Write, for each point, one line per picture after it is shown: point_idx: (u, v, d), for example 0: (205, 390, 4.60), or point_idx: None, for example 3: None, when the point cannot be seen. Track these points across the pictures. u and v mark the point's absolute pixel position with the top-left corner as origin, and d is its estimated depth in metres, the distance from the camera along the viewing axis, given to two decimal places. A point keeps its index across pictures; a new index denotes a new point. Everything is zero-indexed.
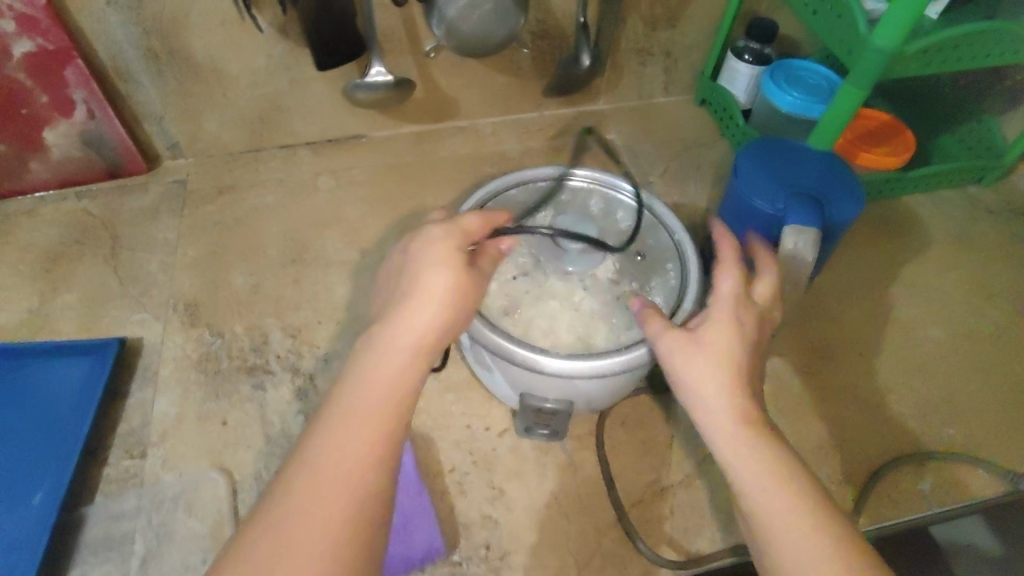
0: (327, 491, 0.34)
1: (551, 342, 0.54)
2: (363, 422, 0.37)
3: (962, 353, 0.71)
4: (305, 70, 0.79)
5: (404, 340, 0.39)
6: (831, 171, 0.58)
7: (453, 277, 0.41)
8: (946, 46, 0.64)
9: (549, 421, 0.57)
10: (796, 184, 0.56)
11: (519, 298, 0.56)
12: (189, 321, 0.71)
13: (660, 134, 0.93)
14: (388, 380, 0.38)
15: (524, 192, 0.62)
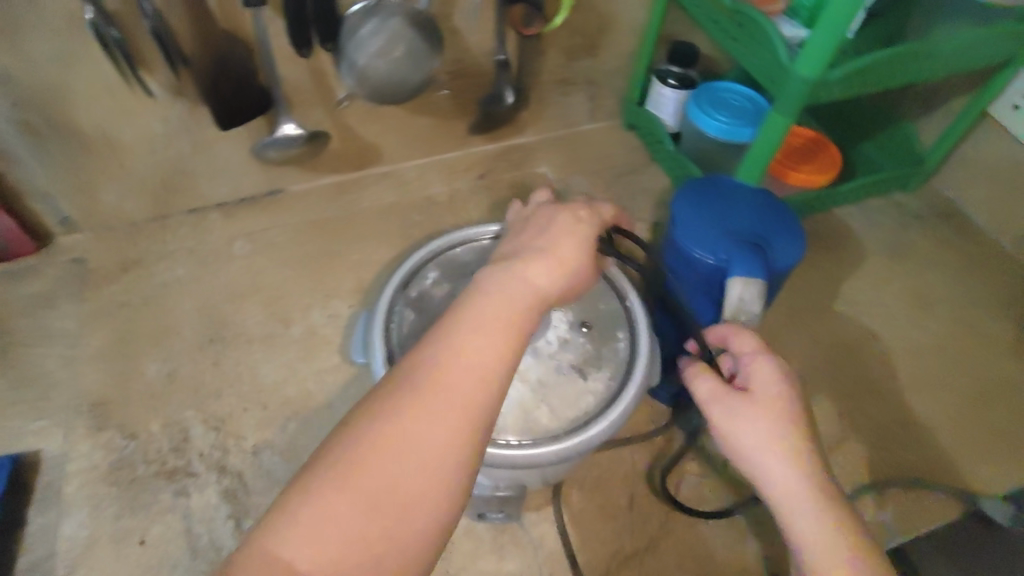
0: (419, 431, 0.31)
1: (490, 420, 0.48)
2: (468, 363, 0.33)
3: (908, 367, 0.70)
4: (207, 131, 0.72)
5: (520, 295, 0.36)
6: (770, 211, 0.55)
7: (579, 242, 0.39)
8: (866, 69, 0.62)
9: (502, 505, 0.53)
10: (733, 229, 0.54)
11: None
12: (96, 425, 0.63)
13: (591, 164, 0.90)
14: (517, 307, 0.35)
15: (470, 252, 0.56)
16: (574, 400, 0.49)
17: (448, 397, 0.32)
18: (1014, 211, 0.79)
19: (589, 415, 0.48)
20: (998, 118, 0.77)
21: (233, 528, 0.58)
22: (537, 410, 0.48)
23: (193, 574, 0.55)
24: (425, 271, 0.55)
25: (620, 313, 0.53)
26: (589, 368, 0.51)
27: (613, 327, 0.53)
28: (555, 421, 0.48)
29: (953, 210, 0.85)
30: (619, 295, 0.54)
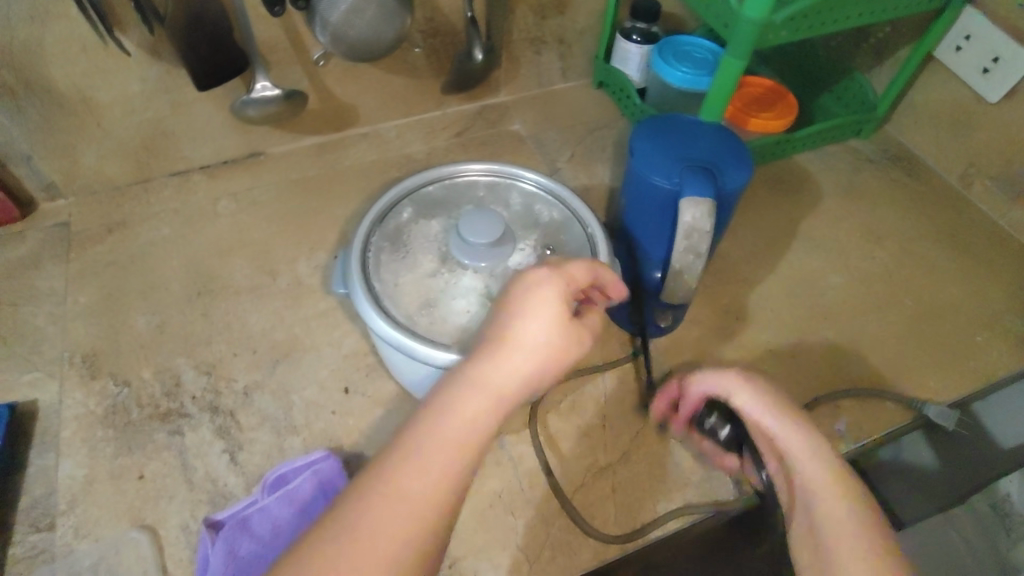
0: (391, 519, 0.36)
1: (461, 337, 0.51)
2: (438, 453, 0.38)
3: (862, 296, 0.74)
4: (186, 91, 0.74)
5: (486, 387, 0.40)
6: (724, 144, 0.59)
7: (546, 329, 0.42)
8: (810, 12, 0.65)
9: None
10: (688, 159, 0.57)
11: (432, 293, 0.53)
12: (89, 374, 0.66)
13: (563, 120, 0.93)
14: (475, 409, 0.40)
15: (441, 190, 0.60)
16: None
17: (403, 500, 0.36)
18: (959, 150, 0.83)
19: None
20: (941, 59, 0.81)
21: (227, 462, 0.60)
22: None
23: (190, 503, 0.58)
24: (401, 206, 0.58)
25: (584, 240, 0.57)
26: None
27: (577, 253, 0.56)
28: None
29: (904, 153, 0.89)
30: (582, 224, 0.58)
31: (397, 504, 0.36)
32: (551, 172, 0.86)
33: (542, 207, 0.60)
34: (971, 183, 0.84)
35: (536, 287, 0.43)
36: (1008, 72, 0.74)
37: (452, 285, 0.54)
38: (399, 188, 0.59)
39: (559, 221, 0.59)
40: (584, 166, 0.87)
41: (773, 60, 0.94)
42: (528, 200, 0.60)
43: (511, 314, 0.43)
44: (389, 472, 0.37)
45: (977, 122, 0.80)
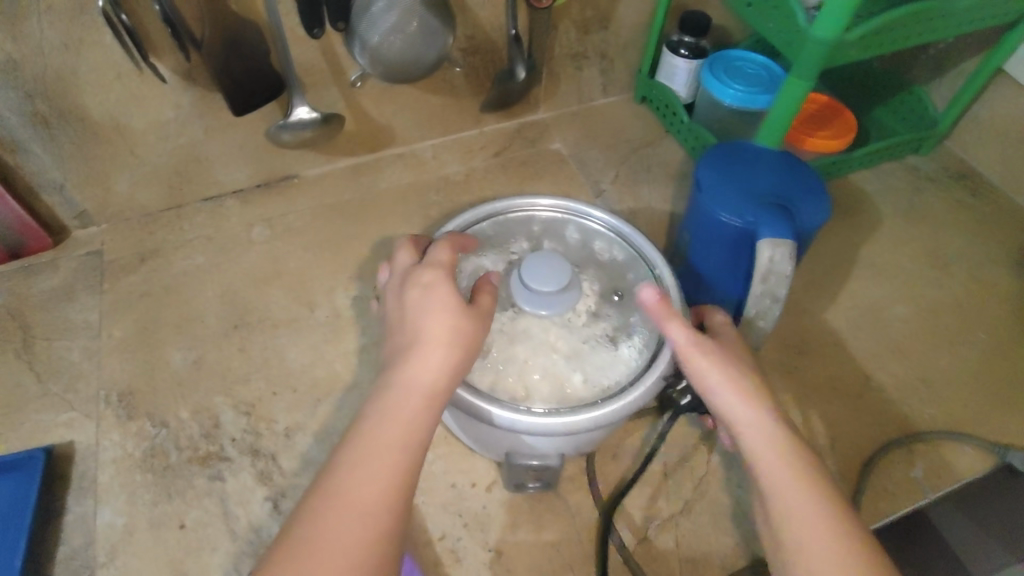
0: (340, 529, 0.35)
1: (523, 391, 0.48)
2: (379, 459, 0.38)
3: (930, 328, 0.70)
4: (220, 116, 0.71)
5: (412, 386, 0.41)
6: (794, 175, 0.55)
7: (455, 320, 0.42)
8: (884, 28, 0.61)
9: (542, 475, 0.53)
10: (759, 192, 0.54)
11: (490, 341, 0.50)
12: (126, 414, 0.63)
13: (606, 137, 0.88)
14: (406, 415, 0.40)
15: (495, 226, 0.57)
16: (607, 369, 0.49)
17: (348, 511, 0.36)
18: None
19: (623, 382, 0.49)
20: (1014, 75, 0.76)
21: (271, 509, 0.58)
22: (568, 380, 0.49)
23: (233, 554, 0.56)
24: None
25: (651, 280, 0.54)
26: (621, 337, 0.51)
27: (644, 296, 0.53)
28: (587, 388, 0.49)
29: (968, 171, 0.84)
30: (648, 265, 0.54)
31: (348, 516, 0.36)
32: (596, 195, 0.82)
33: (601, 245, 0.57)
34: None
35: (427, 284, 0.44)
36: None
37: (511, 332, 0.50)
38: (453, 226, 0.55)
39: (621, 260, 0.56)
40: (629, 188, 0.83)
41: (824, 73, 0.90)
42: (587, 237, 0.57)
43: (414, 319, 0.43)
44: (331, 488, 0.37)
45: None
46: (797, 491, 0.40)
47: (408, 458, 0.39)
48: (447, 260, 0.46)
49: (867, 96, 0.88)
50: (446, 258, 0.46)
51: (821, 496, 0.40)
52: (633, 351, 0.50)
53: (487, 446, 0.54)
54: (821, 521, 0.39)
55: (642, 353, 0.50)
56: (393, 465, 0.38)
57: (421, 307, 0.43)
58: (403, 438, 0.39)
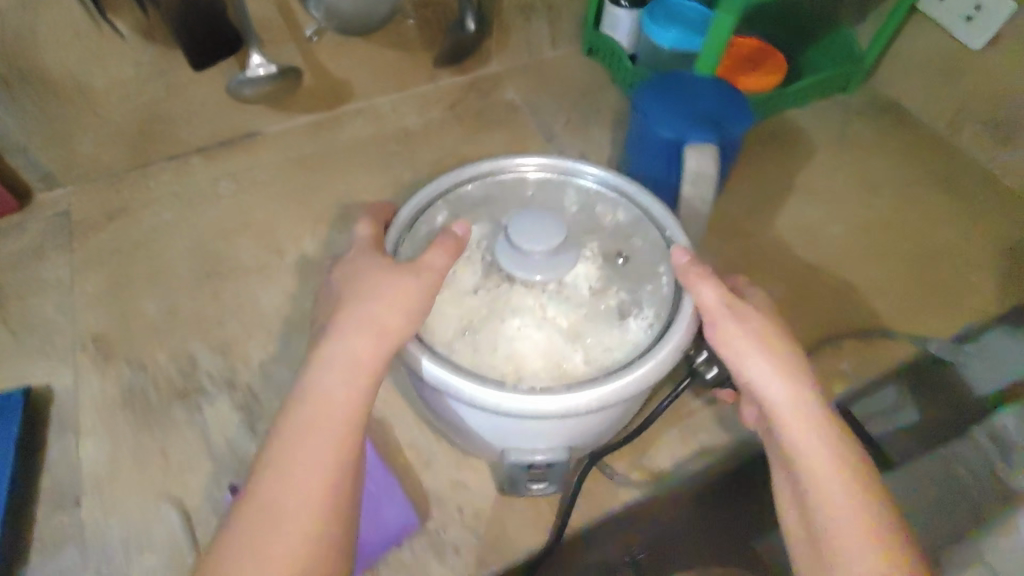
0: (279, 515, 0.41)
1: (517, 370, 0.46)
2: (310, 448, 0.43)
3: (861, 244, 0.76)
4: (180, 74, 0.73)
5: (337, 375, 0.45)
6: (724, 94, 0.61)
7: (380, 301, 0.45)
8: None
9: (544, 474, 0.52)
10: (692, 110, 0.59)
11: (477, 317, 0.48)
12: (104, 359, 0.66)
13: (557, 86, 0.91)
14: (335, 403, 0.44)
15: (481, 188, 0.55)
16: (606, 346, 0.47)
17: (285, 500, 0.41)
18: (949, 97, 0.84)
19: (630, 357, 0.46)
20: (925, 12, 0.83)
21: (251, 436, 0.61)
22: (567, 356, 0.47)
23: (218, 477, 0.59)
24: (437, 206, 0.54)
25: (658, 244, 0.52)
26: (630, 310, 0.49)
27: (649, 264, 0.51)
28: (588, 364, 0.46)
29: (893, 105, 0.90)
30: (657, 228, 0.53)
31: (286, 504, 0.41)
32: (548, 140, 0.85)
33: (602, 208, 0.55)
34: (959, 129, 0.85)
35: (357, 271, 0.48)
36: (992, 19, 0.77)
37: (499, 301, 0.49)
38: (434, 187, 0.54)
39: (625, 223, 0.54)
40: (580, 132, 0.87)
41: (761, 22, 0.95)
42: (587, 200, 0.55)
43: (353, 303, 0.46)
44: (266, 481, 0.42)
45: (967, 70, 0.81)
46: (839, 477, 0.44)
47: (339, 444, 0.43)
48: (368, 235, 0.51)
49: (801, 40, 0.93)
50: (368, 234, 0.51)
51: (852, 475, 0.44)
52: (643, 325, 0.48)
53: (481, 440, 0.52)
54: (850, 499, 0.43)
55: (647, 325, 0.48)
56: (324, 452, 0.43)
57: (353, 280, 0.48)
58: (331, 426, 0.43)
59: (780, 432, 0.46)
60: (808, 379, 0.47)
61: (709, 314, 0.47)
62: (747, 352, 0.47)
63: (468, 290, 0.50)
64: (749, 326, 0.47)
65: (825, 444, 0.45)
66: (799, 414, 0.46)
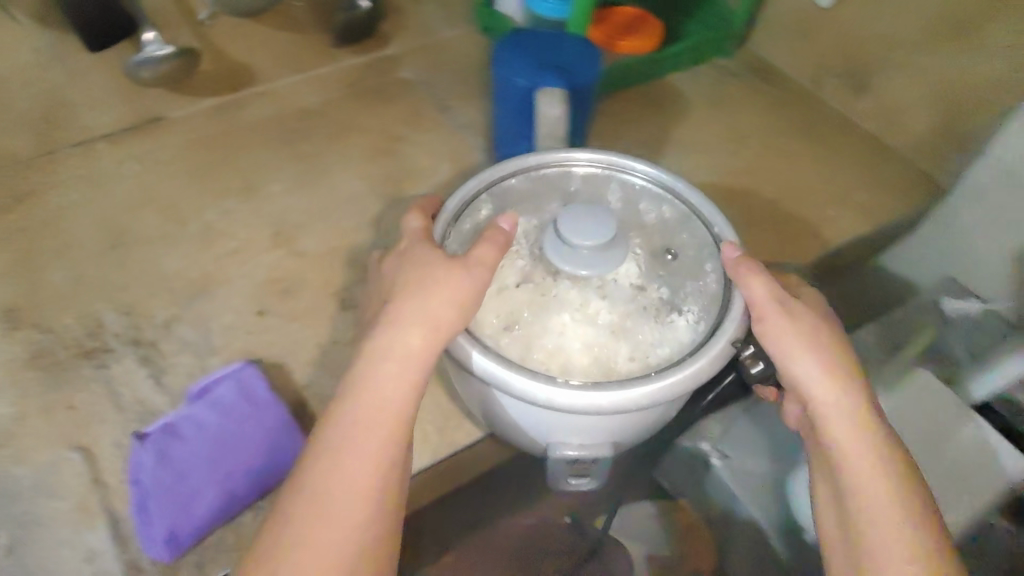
0: (343, 501, 0.48)
1: (565, 364, 0.51)
2: (369, 436, 0.49)
3: (728, 188, 0.83)
4: (83, 59, 0.83)
5: (393, 370, 0.50)
6: (572, 44, 0.66)
7: (439, 301, 0.50)
8: None
9: (584, 470, 0.58)
10: (543, 59, 0.64)
11: (519, 312, 0.53)
12: (12, 326, 0.69)
13: (453, 62, 0.97)
14: (388, 395, 0.50)
15: (526, 181, 0.59)
16: (657, 343, 0.52)
17: (347, 487, 0.48)
18: (808, 53, 0.93)
19: (681, 355, 0.51)
20: None
21: (153, 385, 0.65)
22: (617, 355, 0.51)
23: (121, 424, 0.62)
24: (484, 196, 0.58)
25: (707, 240, 0.57)
26: (674, 307, 0.54)
27: (699, 261, 0.56)
28: (637, 363, 0.51)
29: (765, 65, 0.98)
30: (706, 225, 0.57)
31: (347, 490, 0.48)
32: (445, 110, 0.90)
33: (646, 205, 0.59)
34: (822, 83, 0.93)
35: (414, 267, 0.52)
36: None
37: (544, 296, 0.53)
38: (480, 180, 0.58)
39: (675, 219, 0.58)
40: (474, 101, 0.92)
41: None
42: (631, 195, 0.60)
43: (414, 300, 0.50)
44: (327, 468, 0.48)
45: (819, 27, 0.89)
46: (876, 467, 0.51)
47: (389, 433, 0.49)
48: (415, 229, 0.56)
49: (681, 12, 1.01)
50: (418, 227, 0.56)
51: (890, 465, 0.51)
52: (688, 323, 0.53)
53: (524, 429, 0.57)
54: (885, 485, 0.51)
55: (698, 322, 0.53)
56: (376, 440, 0.49)
57: (413, 272, 0.52)
58: (382, 416, 0.50)
59: (822, 422, 0.53)
60: (855, 379, 0.53)
61: (756, 308, 0.52)
62: (792, 350, 0.52)
63: (511, 285, 0.54)
64: (795, 321, 0.53)
65: (863, 438, 0.52)
66: (836, 411, 0.52)
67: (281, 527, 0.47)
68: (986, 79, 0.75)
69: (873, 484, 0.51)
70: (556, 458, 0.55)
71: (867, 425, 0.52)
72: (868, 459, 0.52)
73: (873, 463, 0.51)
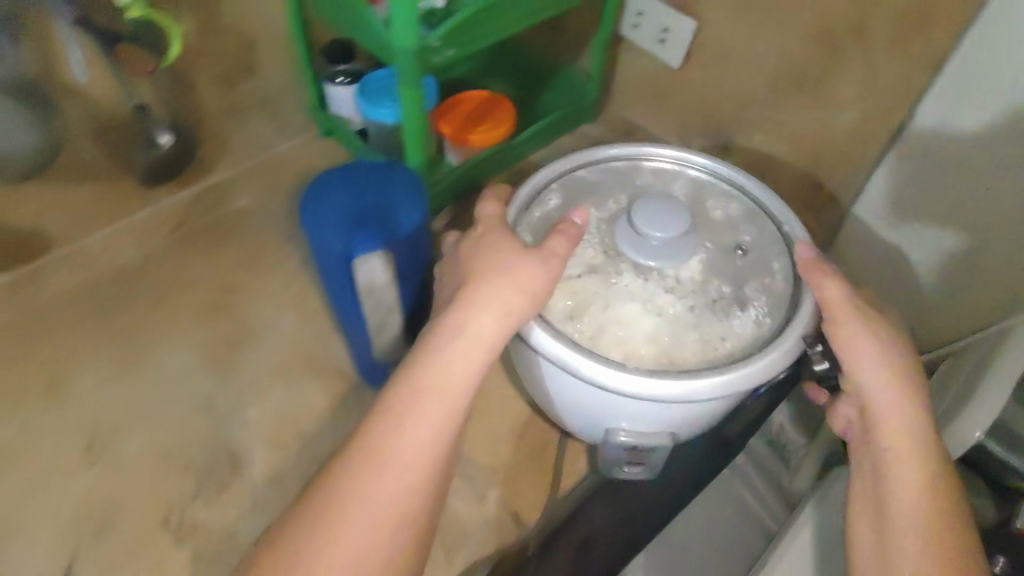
0: (385, 487, 0.45)
1: (628, 352, 0.52)
2: (427, 415, 0.47)
3: None
4: None
5: (456, 351, 0.48)
6: (385, 182, 0.55)
7: (516, 285, 0.49)
8: (463, 28, 0.66)
9: (642, 458, 0.58)
10: (355, 208, 0.53)
11: (588, 301, 0.54)
12: None
13: (291, 180, 0.87)
14: (458, 373, 0.48)
15: (594, 173, 0.62)
16: (723, 335, 0.53)
17: (396, 466, 0.45)
18: (670, 115, 0.88)
19: (748, 350, 0.52)
20: (627, 38, 0.86)
21: None
22: (687, 348, 0.52)
23: None
24: (551, 184, 0.60)
25: (776, 238, 0.58)
26: (744, 299, 0.55)
27: (767, 257, 0.57)
28: (703, 351, 0.52)
29: (629, 129, 0.93)
30: (774, 221, 0.59)
31: (396, 471, 0.45)
32: (287, 240, 0.80)
33: (714, 202, 0.61)
34: (688, 142, 0.88)
35: (497, 245, 0.51)
36: (679, 39, 0.80)
37: (611, 286, 0.55)
38: (548, 171, 0.60)
39: (741, 216, 0.60)
40: None
41: (502, 71, 0.97)
42: (696, 188, 0.62)
43: (489, 276, 0.49)
44: (380, 444, 0.45)
45: (674, 88, 0.85)
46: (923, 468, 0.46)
47: (451, 416, 0.47)
48: (492, 214, 0.55)
49: (537, 81, 0.97)
50: (495, 212, 0.56)
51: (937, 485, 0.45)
52: (754, 318, 0.54)
53: (586, 420, 0.57)
54: (927, 490, 0.45)
55: (772, 316, 0.54)
56: (436, 419, 0.47)
57: (480, 257, 0.51)
58: (446, 399, 0.47)
59: (874, 416, 0.48)
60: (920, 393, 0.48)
61: (830, 306, 0.51)
62: (858, 350, 0.49)
63: (578, 274, 0.55)
64: (874, 327, 0.50)
65: (916, 435, 0.47)
66: (891, 396, 0.48)
67: (308, 512, 0.44)
68: (846, 134, 0.71)
69: (914, 485, 0.45)
70: (613, 445, 0.55)
71: (924, 429, 0.47)
72: (913, 463, 0.46)
73: (921, 468, 0.46)
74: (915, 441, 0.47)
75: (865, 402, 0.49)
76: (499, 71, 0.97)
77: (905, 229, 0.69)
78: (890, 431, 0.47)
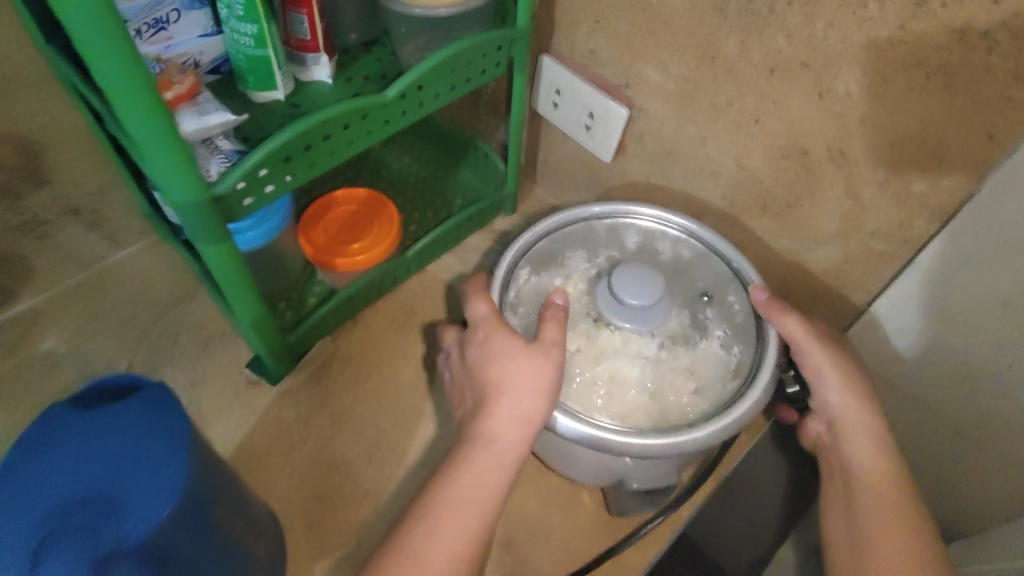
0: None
1: (628, 411, 0.48)
2: (465, 511, 0.41)
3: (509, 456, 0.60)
4: None
5: (489, 457, 0.43)
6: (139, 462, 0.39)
7: (537, 374, 0.44)
8: (292, 149, 0.46)
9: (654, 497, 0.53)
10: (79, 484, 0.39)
11: (579, 367, 0.49)
12: None
13: (118, 310, 0.67)
14: (495, 467, 0.43)
15: (556, 242, 0.55)
16: (708, 372, 0.50)
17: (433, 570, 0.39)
18: None
19: (731, 385, 0.48)
20: (546, 118, 0.67)
21: None
22: (682, 392, 0.49)
23: None
24: (523, 266, 0.54)
25: (727, 276, 0.53)
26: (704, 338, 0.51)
27: (725, 292, 0.53)
28: (703, 401, 0.48)
29: None
30: (722, 259, 0.54)
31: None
32: None
33: (664, 242, 0.56)
34: None
35: (499, 333, 0.46)
36: (607, 128, 0.61)
37: (596, 351, 0.50)
38: (516, 249, 0.53)
39: (689, 257, 0.55)
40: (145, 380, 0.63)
41: (400, 146, 0.78)
42: (645, 239, 0.56)
43: (507, 365, 0.45)
44: (410, 552, 0.40)
45: (605, 184, 0.67)
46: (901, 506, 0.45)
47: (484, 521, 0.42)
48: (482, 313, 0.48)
49: (444, 160, 0.77)
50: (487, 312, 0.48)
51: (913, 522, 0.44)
52: (721, 345, 0.51)
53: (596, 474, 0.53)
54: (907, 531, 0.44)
55: (737, 356, 0.50)
56: (471, 518, 0.41)
57: (491, 362, 0.46)
58: (480, 497, 0.42)
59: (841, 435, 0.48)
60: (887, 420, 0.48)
61: (793, 341, 0.49)
62: (823, 373, 0.48)
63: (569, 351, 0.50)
64: (835, 352, 0.48)
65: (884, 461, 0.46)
66: (861, 421, 0.48)
67: None
68: (821, 269, 0.54)
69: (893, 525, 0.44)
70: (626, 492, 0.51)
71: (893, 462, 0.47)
72: (888, 492, 0.45)
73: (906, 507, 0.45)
74: (880, 462, 0.47)
75: (834, 427, 0.48)
76: (395, 146, 0.78)
77: (897, 387, 0.54)
78: (867, 464, 0.47)
